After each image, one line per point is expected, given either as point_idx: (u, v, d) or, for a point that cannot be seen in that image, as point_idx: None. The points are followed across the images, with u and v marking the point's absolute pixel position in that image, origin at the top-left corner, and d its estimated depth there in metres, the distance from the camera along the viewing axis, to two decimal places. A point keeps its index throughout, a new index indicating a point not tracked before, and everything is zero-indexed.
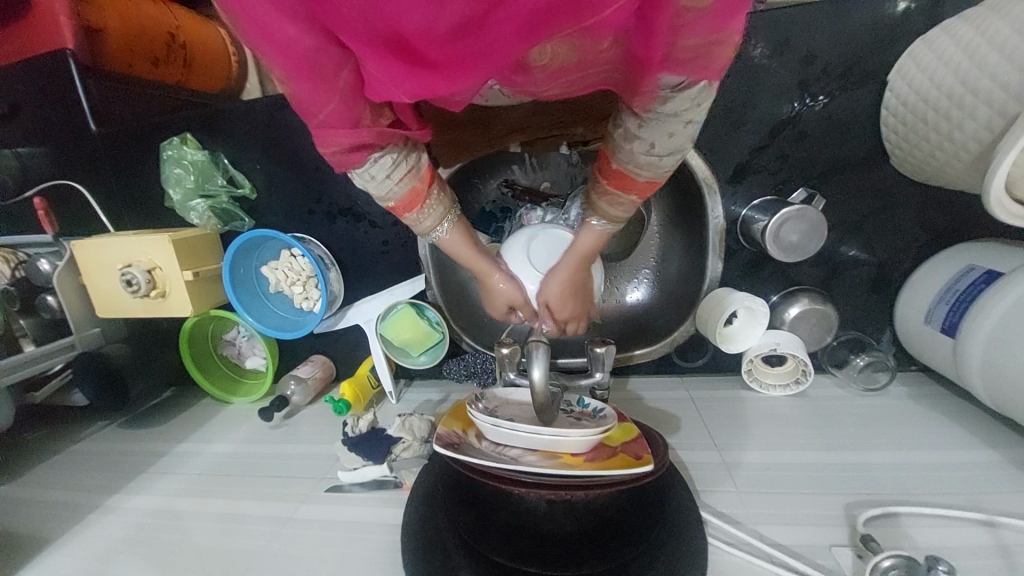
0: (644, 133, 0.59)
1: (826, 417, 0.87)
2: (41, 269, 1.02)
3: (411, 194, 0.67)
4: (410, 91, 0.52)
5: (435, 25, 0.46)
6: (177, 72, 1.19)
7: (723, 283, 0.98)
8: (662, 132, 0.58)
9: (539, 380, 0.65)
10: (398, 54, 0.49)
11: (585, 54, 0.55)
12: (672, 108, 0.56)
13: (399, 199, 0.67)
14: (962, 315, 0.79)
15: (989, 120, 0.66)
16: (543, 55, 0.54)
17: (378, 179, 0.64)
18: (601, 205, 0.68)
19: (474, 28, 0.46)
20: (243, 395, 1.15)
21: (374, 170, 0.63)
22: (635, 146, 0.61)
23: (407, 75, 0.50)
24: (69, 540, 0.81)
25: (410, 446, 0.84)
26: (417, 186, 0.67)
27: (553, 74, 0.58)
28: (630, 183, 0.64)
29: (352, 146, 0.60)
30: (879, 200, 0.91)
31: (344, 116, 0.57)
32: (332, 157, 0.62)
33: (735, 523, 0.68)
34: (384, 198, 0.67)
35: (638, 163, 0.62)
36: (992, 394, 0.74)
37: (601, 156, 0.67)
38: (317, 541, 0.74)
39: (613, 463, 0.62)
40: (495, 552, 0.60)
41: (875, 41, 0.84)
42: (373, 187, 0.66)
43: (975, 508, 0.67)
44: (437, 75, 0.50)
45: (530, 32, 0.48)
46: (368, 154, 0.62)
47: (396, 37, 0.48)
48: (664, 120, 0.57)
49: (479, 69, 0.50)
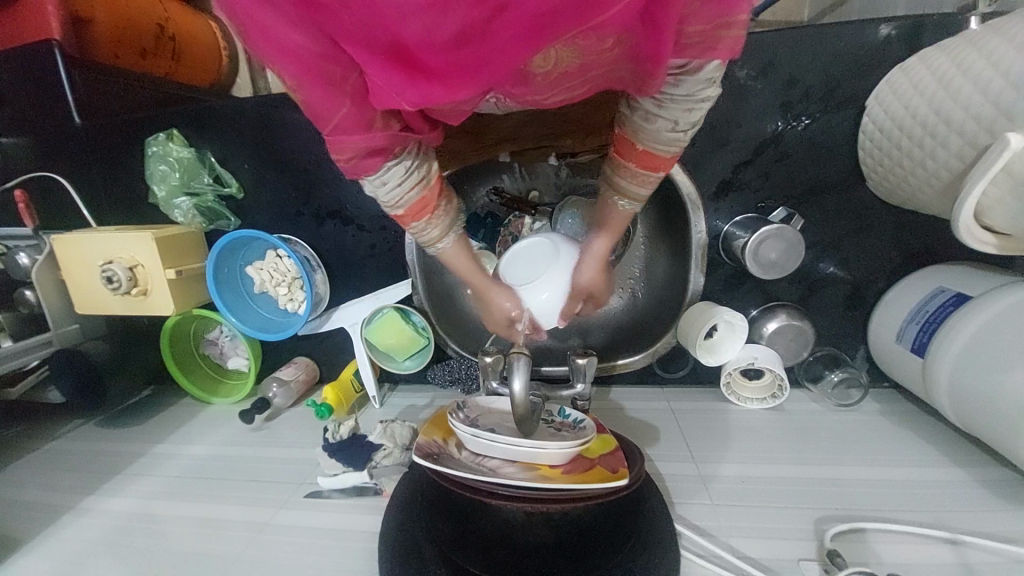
0: (665, 112, 0.60)
1: (801, 430, 0.89)
2: (20, 263, 1.02)
3: (420, 203, 0.64)
4: (413, 100, 0.52)
5: (436, 32, 0.46)
6: (166, 65, 1.20)
7: (705, 296, 1.00)
8: (680, 109, 0.60)
9: (520, 391, 0.66)
10: (398, 63, 0.49)
11: (588, 56, 0.55)
12: (686, 89, 0.58)
13: (409, 207, 0.64)
14: (931, 336, 0.82)
15: (961, 151, 0.68)
16: (546, 62, 0.54)
17: (389, 185, 0.62)
18: (629, 187, 0.68)
19: (475, 37, 0.47)
20: (224, 395, 1.14)
21: (386, 177, 0.61)
22: (658, 125, 0.61)
23: (408, 83, 0.50)
24: (40, 542, 0.80)
25: (391, 453, 0.85)
26: (427, 194, 0.65)
27: (554, 81, 0.58)
28: (656, 160, 0.65)
29: (366, 151, 0.58)
30: (857, 220, 0.94)
31: (357, 118, 0.56)
32: (345, 163, 0.60)
33: (708, 536, 0.69)
34: (392, 207, 0.65)
35: (663, 142, 0.63)
36: (958, 413, 0.77)
37: (618, 140, 0.66)
38: (295, 547, 0.74)
39: (589, 476, 0.63)
40: (470, 562, 0.61)
41: (856, 66, 0.86)
42: (381, 194, 0.64)
43: (939, 525, 0.69)
44: (439, 84, 0.51)
45: (534, 40, 0.49)
46: (381, 161, 0.60)
47: (396, 47, 0.48)
48: (680, 99, 0.59)
49: (482, 77, 0.51)
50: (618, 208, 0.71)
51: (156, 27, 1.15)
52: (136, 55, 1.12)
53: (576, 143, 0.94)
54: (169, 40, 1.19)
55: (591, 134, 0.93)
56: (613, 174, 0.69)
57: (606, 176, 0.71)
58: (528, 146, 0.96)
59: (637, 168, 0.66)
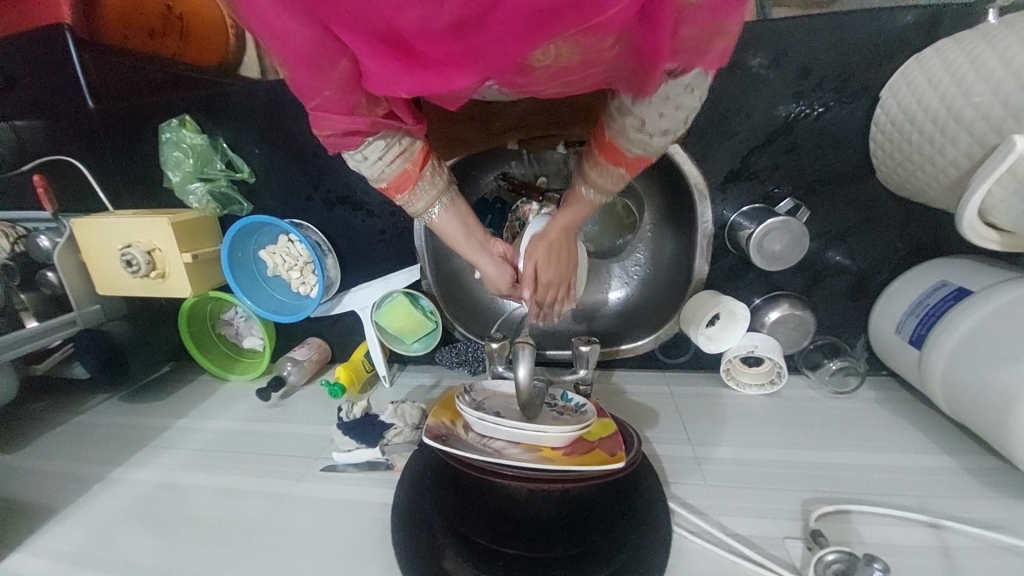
0: (638, 109, 0.61)
1: (796, 416, 0.92)
2: (41, 246, 1.05)
3: (401, 175, 0.67)
4: (410, 88, 0.53)
5: (433, 21, 0.47)
6: (175, 45, 1.16)
7: (708, 284, 1.01)
8: (654, 112, 0.61)
9: (525, 378, 0.69)
10: (395, 51, 0.51)
11: (588, 54, 0.55)
12: (664, 92, 0.59)
13: (392, 179, 0.68)
14: (929, 328, 0.84)
15: (968, 148, 0.69)
16: (546, 56, 0.54)
17: (370, 160, 0.66)
18: (589, 174, 0.69)
19: (472, 27, 0.48)
20: (240, 372, 1.19)
21: (367, 153, 0.65)
22: (628, 121, 0.63)
23: (405, 71, 0.51)
24: (75, 509, 0.86)
25: (402, 432, 0.90)
26: (409, 167, 0.67)
27: (553, 75, 0.58)
28: (619, 154, 0.66)
29: (346, 130, 0.62)
30: (864, 211, 0.94)
31: (341, 102, 0.59)
32: (325, 139, 0.64)
33: (701, 514, 0.73)
34: (378, 180, 0.68)
35: (628, 137, 0.64)
36: (950, 403, 0.79)
37: (595, 127, 0.68)
38: (311, 517, 0.79)
39: (588, 459, 0.66)
40: (476, 534, 0.65)
41: (871, 56, 0.85)
42: (365, 169, 0.67)
43: (923, 509, 0.72)
44: (434, 73, 0.52)
45: (530, 34, 0.49)
46: (361, 139, 0.63)
47: (393, 35, 0.49)
48: (656, 99, 0.60)
49: (479, 66, 0.51)
50: (579, 194, 0.72)
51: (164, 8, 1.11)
52: (144, 36, 1.09)
53: (585, 133, 0.93)
54: (175, 19, 1.14)
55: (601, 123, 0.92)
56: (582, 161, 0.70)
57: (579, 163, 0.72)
58: (536, 135, 0.97)
59: (601, 158, 0.67)
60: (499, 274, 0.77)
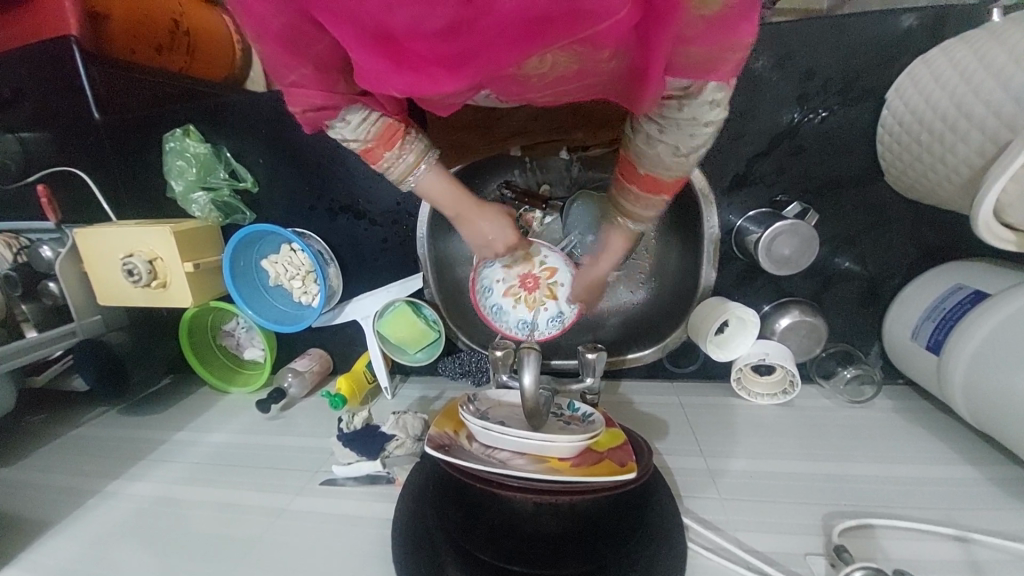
0: (667, 137, 0.64)
1: (811, 427, 0.89)
2: (43, 255, 1.04)
3: (388, 129, 0.65)
4: (399, 88, 0.51)
5: (426, 22, 0.47)
6: (182, 60, 1.19)
7: (716, 291, 0.99)
8: (683, 134, 0.64)
9: (529, 385, 0.67)
10: (386, 50, 0.50)
11: (586, 64, 0.55)
12: (690, 113, 0.61)
13: (376, 137, 0.65)
14: (946, 334, 0.81)
15: (981, 146, 0.67)
16: (542, 66, 0.54)
17: (355, 121, 0.64)
18: (632, 207, 0.73)
19: (464, 29, 0.48)
20: (241, 385, 1.17)
21: (350, 117, 0.64)
22: (659, 150, 0.66)
23: (394, 69, 0.50)
24: (67, 524, 0.83)
25: (404, 443, 0.87)
26: (393, 122, 0.65)
27: (552, 84, 0.57)
28: (658, 183, 0.69)
29: (319, 106, 0.62)
30: (874, 215, 0.92)
31: (319, 79, 0.60)
32: (300, 117, 0.65)
33: (716, 530, 0.70)
34: (361, 142, 0.66)
35: (668, 166, 0.67)
36: (973, 411, 0.76)
37: (623, 162, 0.71)
38: (310, 533, 0.76)
39: (598, 470, 0.63)
40: (481, 550, 0.62)
41: (875, 58, 0.85)
42: (348, 133, 0.65)
43: (951, 524, 0.69)
44: (426, 76, 0.50)
45: (521, 41, 0.49)
46: (339, 113, 0.63)
47: (385, 34, 0.49)
48: (683, 123, 0.62)
49: (470, 70, 0.50)
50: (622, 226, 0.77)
51: (170, 22, 1.15)
52: (151, 48, 1.12)
53: (588, 136, 0.96)
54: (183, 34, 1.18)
55: (602, 129, 0.94)
56: (619, 195, 0.74)
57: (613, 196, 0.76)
58: (539, 141, 0.97)
59: (640, 190, 0.71)
60: (496, 228, 0.74)
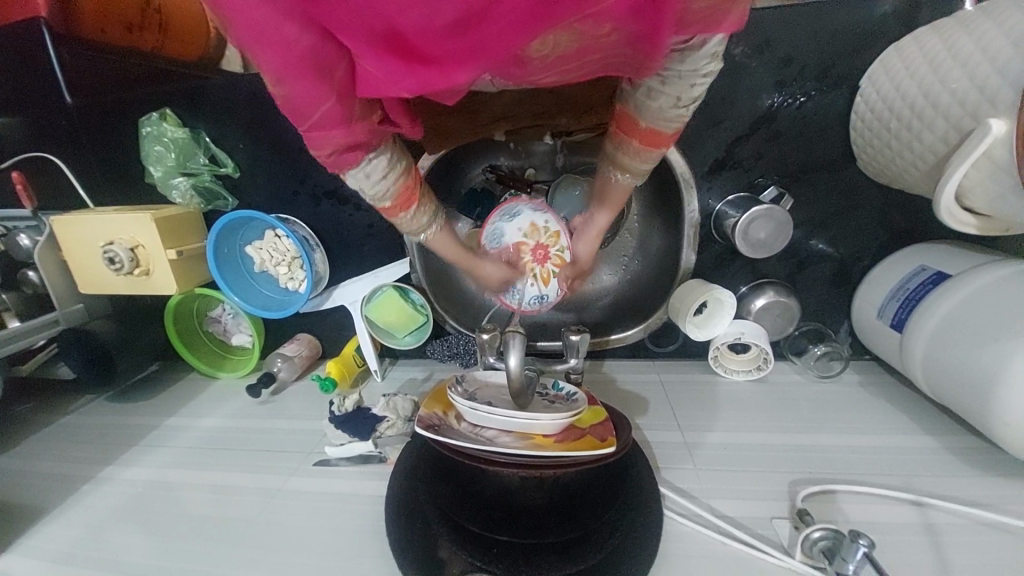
0: (669, 88, 0.63)
1: (783, 401, 0.94)
2: (21, 244, 1.03)
3: (404, 192, 0.68)
4: (410, 88, 0.52)
5: (434, 21, 0.46)
6: (154, 39, 1.05)
7: (696, 273, 1.02)
8: (683, 85, 0.62)
9: (515, 367, 0.70)
10: (396, 51, 0.50)
11: (585, 42, 0.54)
12: (691, 67, 0.60)
13: (395, 198, 0.68)
14: (910, 312, 0.86)
15: (946, 134, 0.70)
16: (543, 47, 0.53)
17: (372, 178, 0.65)
18: (628, 159, 0.73)
19: (474, 23, 0.47)
20: (230, 370, 1.17)
21: (368, 170, 0.64)
22: (661, 103, 0.64)
23: (407, 71, 0.51)
24: (62, 512, 0.84)
25: (395, 424, 0.90)
26: (410, 185, 0.69)
27: (553, 64, 0.57)
28: (659, 137, 0.69)
29: (347, 147, 0.60)
30: (846, 199, 0.96)
31: (340, 113, 0.56)
32: (326, 158, 0.62)
33: (691, 498, 0.74)
34: (378, 199, 0.68)
35: (666, 117, 0.66)
36: (931, 383, 0.81)
37: (623, 117, 0.70)
38: (306, 511, 0.79)
39: (582, 445, 0.67)
40: (471, 522, 0.65)
41: (850, 46, 0.87)
42: (365, 187, 0.66)
43: (906, 488, 0.74)
44: (436, 70, 0.51)
45: (529, 26, 0.49)
46: (362, 155, 0.62)
47: (393, 34, 0.48)
48: (685, 75, 0.61)
49: (478, 61, 0.50)
50: (615, 180, 0.77)
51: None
52: (121, 29, 0.99)
53: (571, 122, 0.95)
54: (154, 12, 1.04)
55: (586, 115, 0.94)
56: (617, 149, 0.73)
57: (610, 151, 0.75)
58: (523, 126, 0.97)
59: (640, 144, 0.70)
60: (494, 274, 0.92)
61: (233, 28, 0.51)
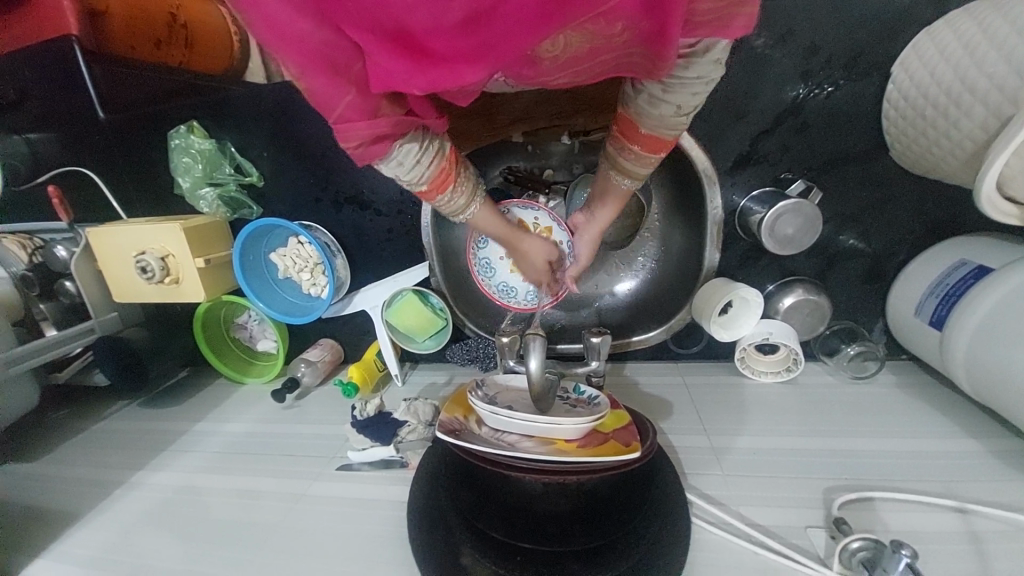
0: (670, 96, 0.63)
1: (814, 403, 0.90)
2: (58, 255, 1.07)
3: (441, 174, 0.66)
4: (419, 86, 0.52)
5: (442, 18, 0.47)
6: (180, 53, 1.06)
7: (719, 272, 1.00)
8: (687, 92, 0.62)
9: (536, 369, 0.69)
10: (404, 49, 0.50)
11: (598, 40, 0.54)
12: (696, 72, 0.60)
13: (431, 181, 0.66)
14: (950, 309, 0.81)
15: (984, 120, 0.67)
16: (554, 46, 0.53)
17: (407, 164, 0.63)
18: (626, 163, 0.72)
19: (483, 21, 0.47)
20: (256, 375, 1.20)
21: (402, 157, 0.62)
22: (663, 111, 0.64)
23: (414, 68, 0.50)
24: (98, 514, 0.88)
25: (415, 428, 0.89)
26: (447, 167, 0.66)
27: (563, 64, 0.57)
28: (659, 142, 0.68)
29: (374, 138, 0.58)
30: (878, 193, 0.92)
31: (361, 107, 0.55)
32: (354, 151, 0.60)
33: (719, 504, 0.72)
34: (415, 185, 0.67)
35: (667, 123, 0.66)
36: (974, 384, 0.77)
37: (623, 123, 0.68)
38: (330, 515, 0.80)
39: (604, 450, 0.65)
40: (493, 528, 0.65)
41: (882, 32, 0.83)
42: (402, 175, 0.65)
43: (950, 495, 0.71)
44: (445, 69, 0.51)
45: (539, 24, 0.48)
46: (391, 144, 0.60)
47: (402, 32, 0.49)
48: (688, 82, 0.61)
49: (487, 60, 0.50)
50: (617, 184, 0.76)
51: (167, 14, 1.03)
52: (150, 45, 1.01)
53: (588, 121, 0.95)
54: (182, 26, 1.05)
55: (604, 112, 0.94)
56: (616, 153, 0.72)
57: (608, 154, 0.74)
58: (540, 127, 0.98)
59: (642, 150, 0.70)
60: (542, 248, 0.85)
61: (254, 32, 0.54)
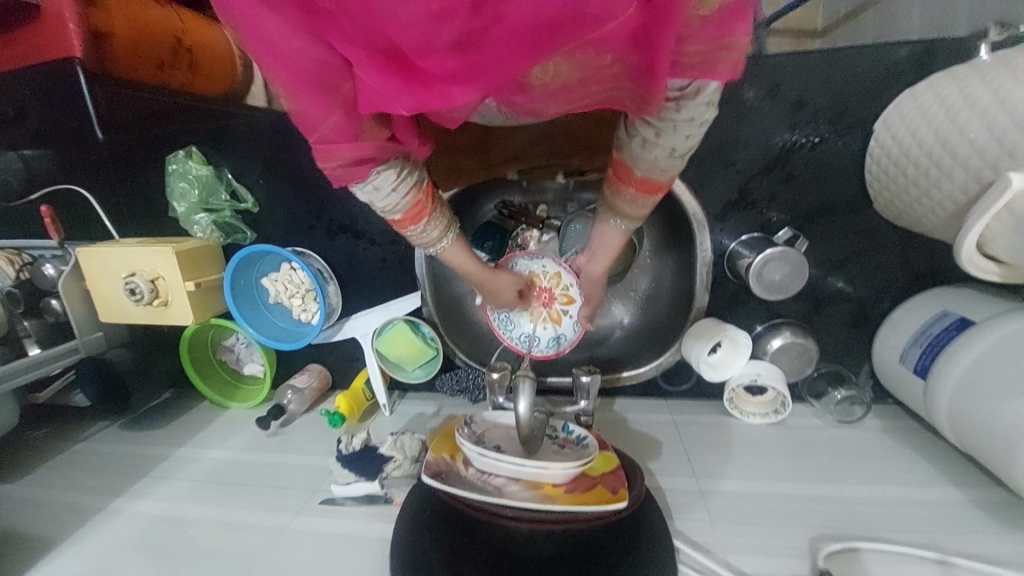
0: (663, 140, 0.63)
1: (802, 446, 0.91)
2: (46, 273, 1.06)
3: (415, 205, 0.68)
4: (408, 106, 0.52)
5: (435, 40, 0.47)
6: (183, 76, 1.11)
7: (709, 312, 1.01)
8: (678, 135, 0.63)
9: (525, 412, 0.69)
10: (396, 67, 0.50)
11: (587, 71, 0.56)
12: (686, 114, 0.60)
13: (405, 211, 0.68)
14: (933, 359, 0.83)
15: (965, 184, 0.69)
16: (545, 73, 0.55)
17: (383, 191, 0.65)
18: (622, 206, 0.73)
19: (475, 43, 0.47)
20: (241, 399, 1.18)
21: (377, 183, 0.64)
22: (656, 154, 0.65)
23: (404, 88, 0.50)
24: (68, 544, 0.84)
25: (401, 465, 0.87)
26: (420, 198, 0.68)
27: (553, 92, 0.59)
28: (652, 184, 0.70)
29: (353, 160, 0.60)
30: (862, 241, 0.94)
31: (344, 127, 0.57)
32: (332, 171, 0.62)
33: (706, 551, 0.72)
34: (389, 212, 0.69)
35: (662, 166, 0.67)
36: (958, 434, 0.78)
37: (617, 165, 0.70)
38: (310, 553, 0.78)
39: (592, 498, 0.67)
40: (477, 573, 0.63)
41: (864, 90, 0.87)
42: (376, 201, 0.67)
43: (935, 548, 0.71)
44: (435, 91, 0.51)
45: (532, 49, 0.49)
46: (369, 169, 0.62)
47: (394, 51, 0.49)
48: (681, 124, 0.61)
49: (479, 83, 0.51)
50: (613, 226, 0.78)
51: (172, 38, 1.07)
52: (153, 66, 1.04)
53: (583, 162, 0.98)
54: (186, 50, 1.10)
55: (597, 154, 0.96)
56: (614, 197, 0.73)
57: (607, 198, 0.75)
58: (536, 165, 0.99)
59: (637, 191, 0.71)
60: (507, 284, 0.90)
61: (240, 40, 0.54)
